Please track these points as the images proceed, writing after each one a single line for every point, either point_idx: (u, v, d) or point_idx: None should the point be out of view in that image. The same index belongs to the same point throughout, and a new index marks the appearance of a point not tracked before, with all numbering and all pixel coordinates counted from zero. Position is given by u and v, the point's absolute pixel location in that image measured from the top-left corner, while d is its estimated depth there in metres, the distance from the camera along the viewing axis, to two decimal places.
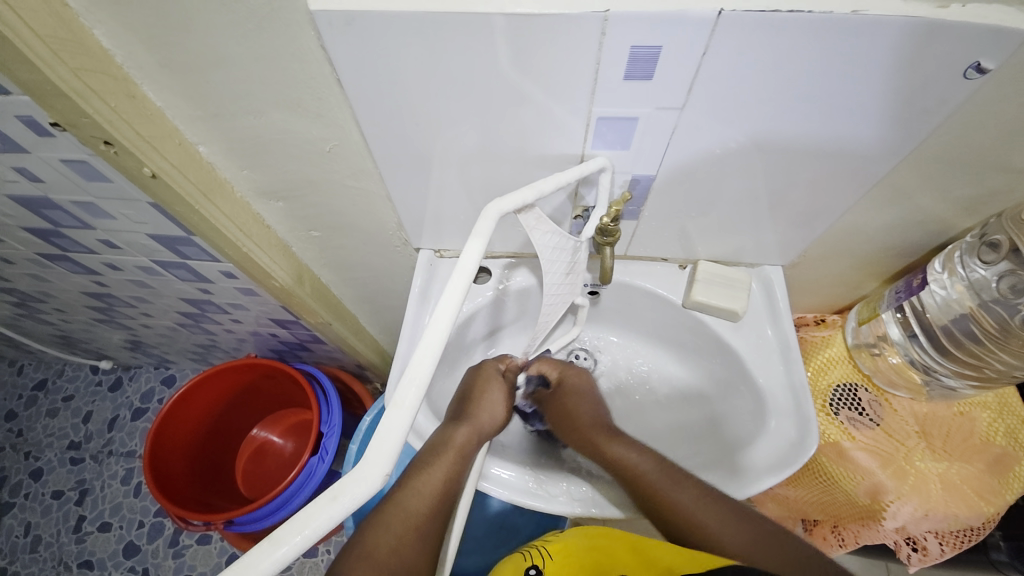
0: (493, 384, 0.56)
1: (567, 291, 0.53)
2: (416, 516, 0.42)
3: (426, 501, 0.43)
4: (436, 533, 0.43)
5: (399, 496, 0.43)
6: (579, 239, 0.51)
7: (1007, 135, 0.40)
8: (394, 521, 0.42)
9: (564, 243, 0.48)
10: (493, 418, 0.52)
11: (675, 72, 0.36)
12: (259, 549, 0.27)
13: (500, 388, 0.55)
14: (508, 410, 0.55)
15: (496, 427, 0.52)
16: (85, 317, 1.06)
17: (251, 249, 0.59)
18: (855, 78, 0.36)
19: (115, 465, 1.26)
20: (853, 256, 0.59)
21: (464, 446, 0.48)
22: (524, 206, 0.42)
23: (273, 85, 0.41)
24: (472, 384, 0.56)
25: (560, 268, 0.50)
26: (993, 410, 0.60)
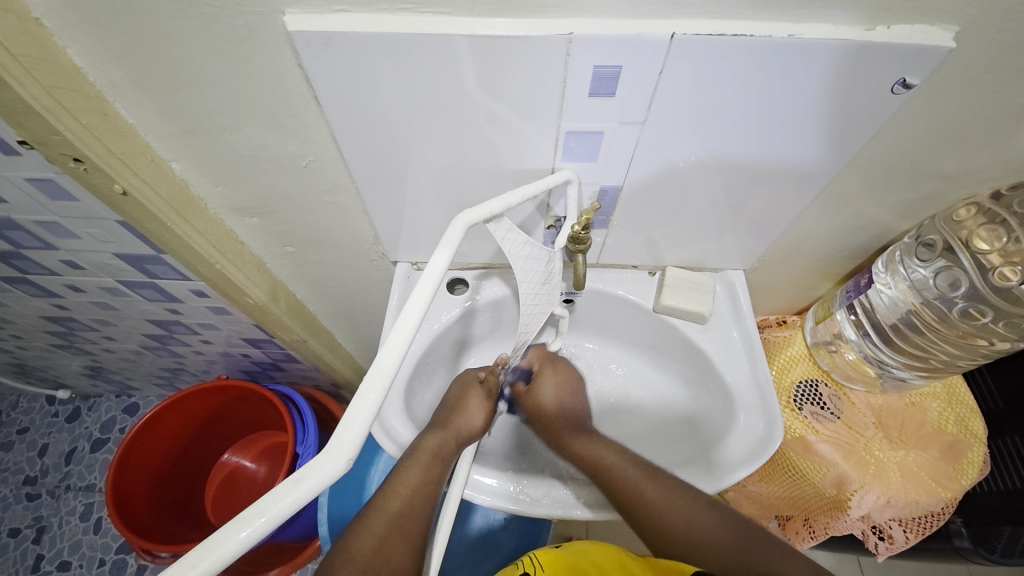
0: (471, 393, 0.56)
1: (544, 300, 0.55)
2: (399, 515, 0.44)
3: (402, 501, 0.45)
4: (420, 534, 0.44)
5: (383, 499, 0.45)
6: (552, 249, 0.52)
7: (933, 143, 0.44)
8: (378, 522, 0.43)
9: (537, 253, 0.50)
10: (471, 423, 0.53)
11: (635, 90, 0.39)
12: (222, 531, 0.27)
13: (479, 396, 0.56)
14: (489, 416, 0.55)
15: (474, 434, 0.53)
16: (43, 344, 1.02)
17: (225, 266, 0.58)
18: (798, 96, 0.40)
19: (74, 500, 1.19)
20: (807, 260, 0.63)
21: (444, 449, 0.49)
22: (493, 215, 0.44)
23: (252, 103, 0.41)
24: (452, 395, 0.56)
25: (536, 277, 0.51)
26: (942, 400, 0.64)
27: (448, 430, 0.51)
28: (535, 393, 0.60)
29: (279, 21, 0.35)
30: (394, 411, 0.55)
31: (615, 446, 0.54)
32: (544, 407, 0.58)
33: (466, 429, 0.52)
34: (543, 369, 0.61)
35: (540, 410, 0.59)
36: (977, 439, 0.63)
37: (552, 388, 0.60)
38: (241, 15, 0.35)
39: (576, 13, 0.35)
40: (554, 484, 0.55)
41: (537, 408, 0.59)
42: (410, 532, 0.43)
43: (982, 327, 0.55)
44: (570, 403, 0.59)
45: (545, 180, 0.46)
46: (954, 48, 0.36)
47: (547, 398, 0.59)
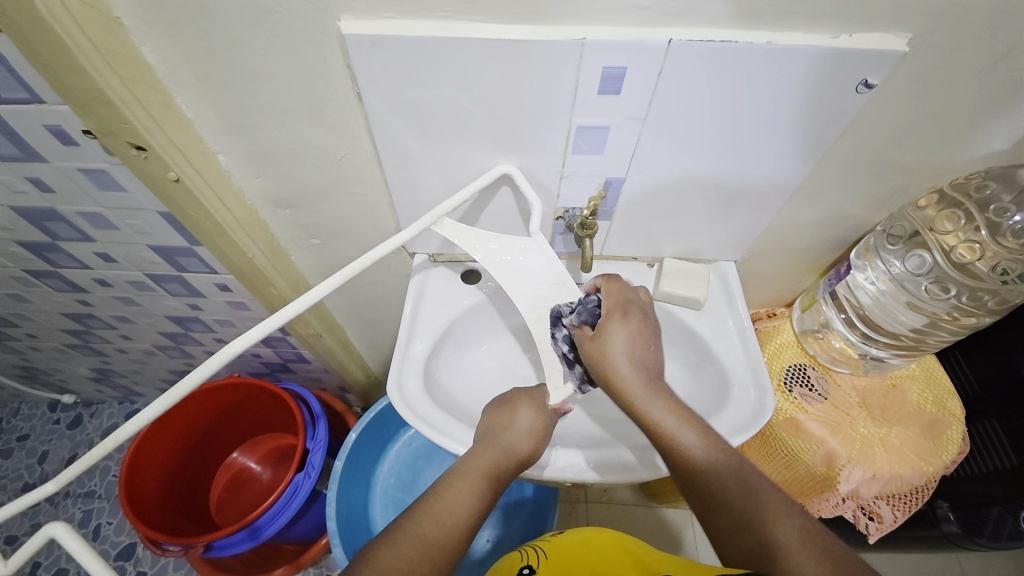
0: (519, 402, 0.55)
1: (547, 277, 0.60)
2: (430, 546, 0.45)
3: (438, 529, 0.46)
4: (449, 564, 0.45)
5: (418, 526, 0.46)
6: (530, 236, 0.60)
7: (897, 137, 0.51)
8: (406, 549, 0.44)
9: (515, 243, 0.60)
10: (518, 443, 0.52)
11: (637, 88, 0.45)
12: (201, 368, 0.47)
13: (527, 408, 0.55)
14: (540, 434, 0.54)
15: (520, 448, 0.52)
16: (56, 345, 1.04)
17: (255, 255, 0.63)
18: (778, 98, 0.46)
19: (73, 507, 1.19)
20: (790, 252, 0.69)
21: (487, 471, 0.50)
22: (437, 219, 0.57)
23: (297, 98, 0.47)
24: (504, 401, 0.56)
25: (524, 264, 0.60)
26: (921, 382, 0.69)
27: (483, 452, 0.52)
28: (605, 349, 0.52)
29: (334, 26, 0.41)
30: (416, 388, 0.59)
31: (678, 409, 0.49)
32: (613, 364, 0.51)
33: (513, 449, 0.52)
34: (613, 318, 0.54)
35: (609, 366, 0.52)
36: (955, 418, 0.67)
37: (626, 341, 0.53)
38: (300, 20, 0.40)
39: (588, 23, 0.41)
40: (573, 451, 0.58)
41: (604, 364, 0.52)
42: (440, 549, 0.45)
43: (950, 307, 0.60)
44: (644, 359, 0.52)
45: (477, 178, 0.55)
46: (908, 52, 0.42)
47: (616, 351, 0.52)
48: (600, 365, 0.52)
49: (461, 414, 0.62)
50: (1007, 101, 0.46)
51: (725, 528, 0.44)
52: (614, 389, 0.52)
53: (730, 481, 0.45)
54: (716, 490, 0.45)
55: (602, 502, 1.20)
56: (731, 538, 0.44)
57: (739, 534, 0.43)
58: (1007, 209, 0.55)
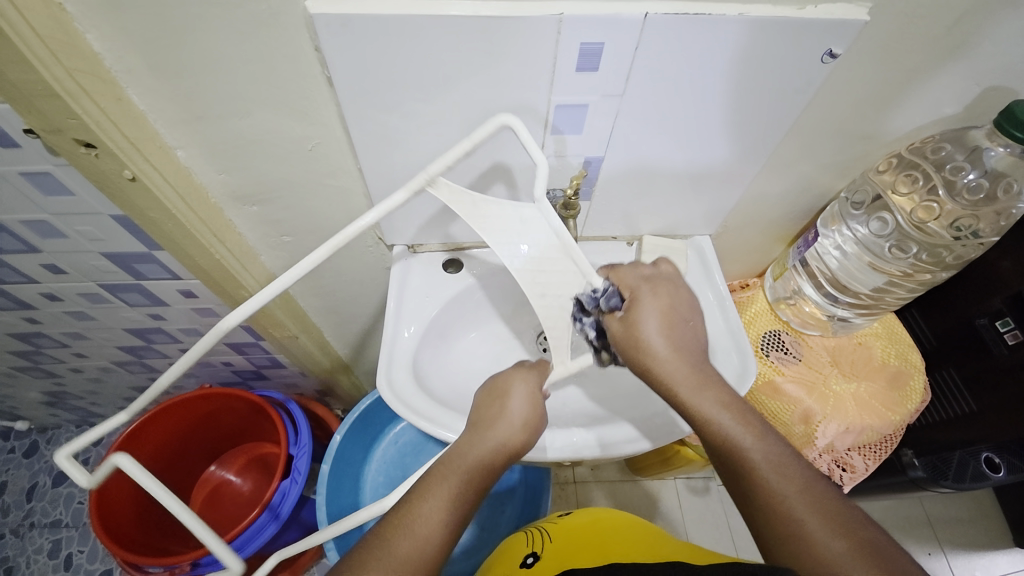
0: (513, 388, 0.53)
1: (558, 254, 0.54)
2: (404, 562, 0.42)
3: (415, 545, 0.43)
4: None
5: (391, 540, 0.43)
6: (534, 202, 0.52)
7: (858, 106, 0.53)
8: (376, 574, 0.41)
9: (511, 219, 0.53)
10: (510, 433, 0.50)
11: (615, 64, 0.45)
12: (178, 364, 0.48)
13: (521, 396, 0.53)
14: (532, 423, 0.52)
15: (512, 442, 0.50)
16: (1, 369, 0.96)
17: (224, 256, 0.60)
18: (750, 70, 0.47)
19: (39, 538, 1.11)
20: (761, 223, 0.71)
21: (473, 468, 0.49)
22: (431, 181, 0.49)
23: (262, 86, 0.44)
24: (500, 387, 0.54)
25: (519, 237, 0.53)
26: (884, 338, 0.74)
27: (472, 450, 0.49)
28: (635, 327, 0.50)
29: (300, 6, 0.39)
30: (407, 380, 0.58)
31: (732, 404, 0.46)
32: (645, 341, 0.49)
33: (502, 443, 0.50)
34: (641, 295, 0.51)
35: (644, 345, 0.49)
36: (916, 369, 0.72)
37: (658, 318, 0.50)
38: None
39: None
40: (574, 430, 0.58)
41: (639, 344, 0.49)
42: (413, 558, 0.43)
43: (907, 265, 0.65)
44: (680, 337, 0.49)
45: (472, 131, 0.48)
46: (869, 21, 0.44)
47: (649, 329, 0.49)
48: (633, 339, 0.49)
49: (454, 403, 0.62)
50: (954, 67, 0.49)
51: (769, 536, 0.41)
52: (646, 368, 0.49)
53: (786, 485, 0.41)
54: (768, 490, 0.41)
55: (591, 481, 1.22)
56: (775, 546, 0.40)
57: (785, 544, 0.39)
58: (962, 167, 0.57)
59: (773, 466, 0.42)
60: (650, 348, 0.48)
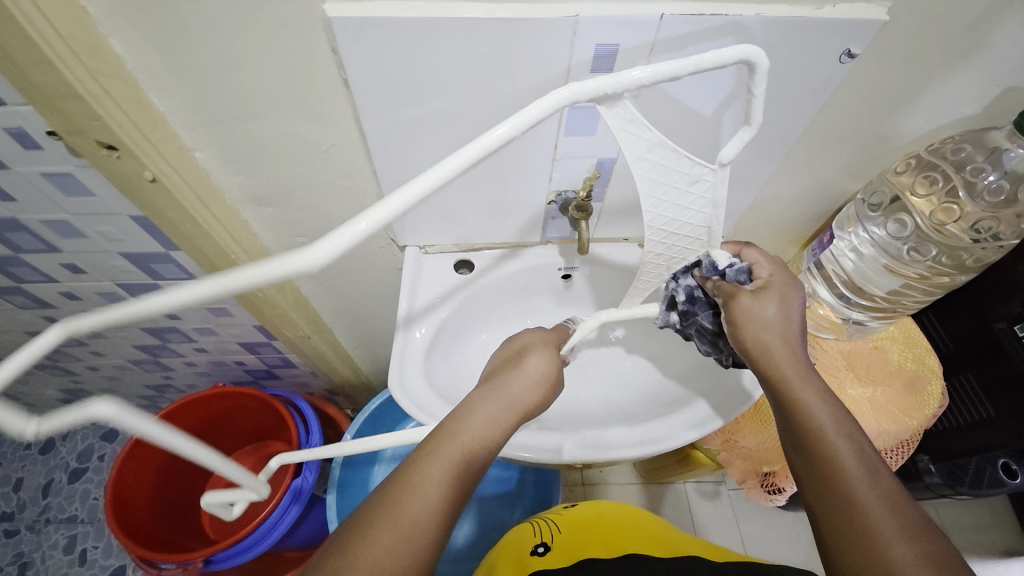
0: (527, 364, 0.55)
1: (696, 211, 0.54)
2: (413, 529, 0.40)
3: (427, 510, 0.41)
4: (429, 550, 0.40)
5: (401, 504, 0.41)
6: (720, 165, 0.49)
7: (876, 107, 0.52)
8: (390, 534, 0.39)
9: (682, 163, 0.49)
10: (523, 400, 0.52)
11: (628, 65, 0.45)
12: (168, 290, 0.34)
13: (535, 372, 0.55)
14: (543, 396, 0.54)
15: (523, 410, 0.51)
16: (21, 366, 0.98)
17: (239, 257, 0.61)
18: (767, 70, 0.47)
19: (56, 534, 1.13)
20: (775, 225, 0.71)
21: (489, 434, 0.47)
22: (613, 96, 0.40)
23: (278, 88, 0.45)
24: (513, 360, 0.55)
25: (670, 188, 0.50)
26: (899, 341, 0.73)
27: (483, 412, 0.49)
28: (756, 302, 0.48)
29: (318, 8, 0.39)
30: (417, 378, 0.58)
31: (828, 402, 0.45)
32: (763, 319, 0.47)
33: (515, 405, 0.50)
34: (772, 279, 0.50)
35: (757, 322, 0.47)
36: (934, 373, 0.70)
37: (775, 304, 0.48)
38: (282, 3, 0.38)
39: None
40: (588, 430, 0.60)
41: (752, 318, 0.48)
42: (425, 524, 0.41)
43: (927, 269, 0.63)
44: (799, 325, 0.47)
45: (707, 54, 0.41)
46: (887, 22, 0.44)
47: (768, 312, 0.48)
48: (743, 314, 0.48)
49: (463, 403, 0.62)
50: (974, 67, 0.48)
51: (832, 531, 0.40)
52: (755, 343, 0.47)
53: (868, 483, 0.39)
54: (829, 455, 0.41)
55: (600, 484, 1.22)
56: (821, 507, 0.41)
57: (831, 509, 0.40)
58: (983, 169, 0.56)
59: (859, 462, 0.40)
60: (767, 337, 0.47)
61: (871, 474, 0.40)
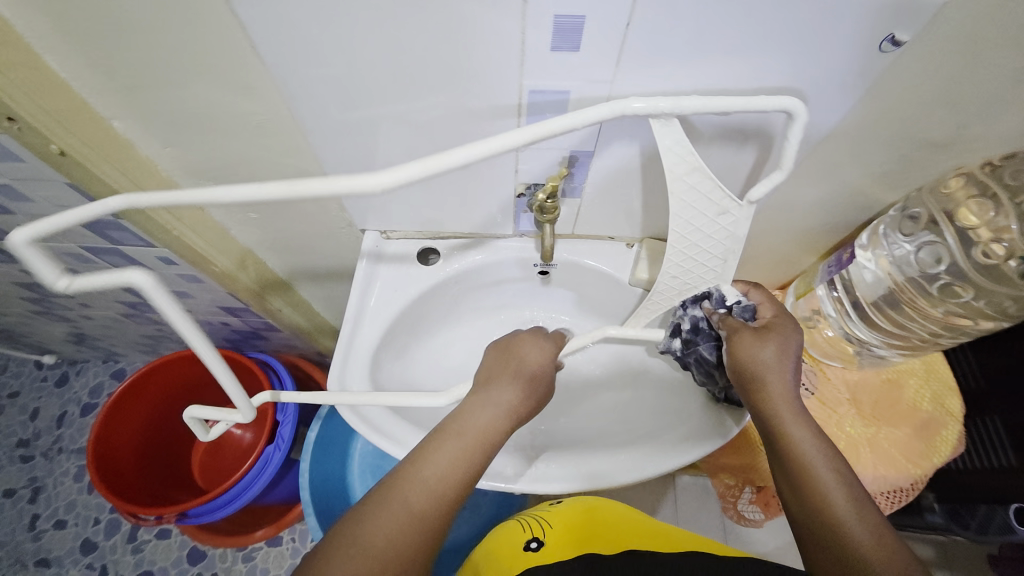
0: (530, 342, 0.51)
1: (718, 239, 0.49)
2: (423, 510, 0.38)
3: (437, 491, 0.39)
4: (440, 528, 0.39)
5: (408, 488, 0.39)
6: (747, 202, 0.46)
7: (925, 107, 0.42)
8: (402, 513, 0.38)
9: (715, 192, 0.45)
10: (529, 375, 0.48)
11: (600, 44, 0.36)
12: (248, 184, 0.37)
13: (538, 348, 0.50)
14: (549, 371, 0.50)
15: (532, 386, 0.48)
16: (21, 310, 1.01)
17: (184, 234, 0.59)
18: (780, 58, 0.38)
19: (67, 462, 1.16)
20: (789, 234, 0.61)
21: (493, 420, 0.44)
22: (664, 116, 0.39)
23: (188, 54, 0.39)
24: (511, 343, 0.51)
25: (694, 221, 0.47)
26: (920, 376, 0.63)
27: (489, 393, 0.46)
28: (755, 341, 0.45)
29: None
30: (359, 379, 0.55)
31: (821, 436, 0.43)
32: (760, 361, 0.44)
33: (521, 383, 0.47)
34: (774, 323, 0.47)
35: (754, 362, 0.44)
36: (952, 418, 0.62)
37: (777, 348, 0.45)
38: None
39: None
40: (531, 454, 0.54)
41: (750, 357, 0.45)
42: (438, 507, 0.39)
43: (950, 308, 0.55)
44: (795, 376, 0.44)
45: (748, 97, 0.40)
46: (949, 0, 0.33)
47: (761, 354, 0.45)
48: (742, 346, 0.45)
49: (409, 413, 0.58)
50: None
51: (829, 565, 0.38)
52: (748, 379, 0.44)
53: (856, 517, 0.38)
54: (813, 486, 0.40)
55: None
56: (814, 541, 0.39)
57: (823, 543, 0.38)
58: None
59: (846, 496, 0.39)
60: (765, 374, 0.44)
61: (861, 506, 0.39)
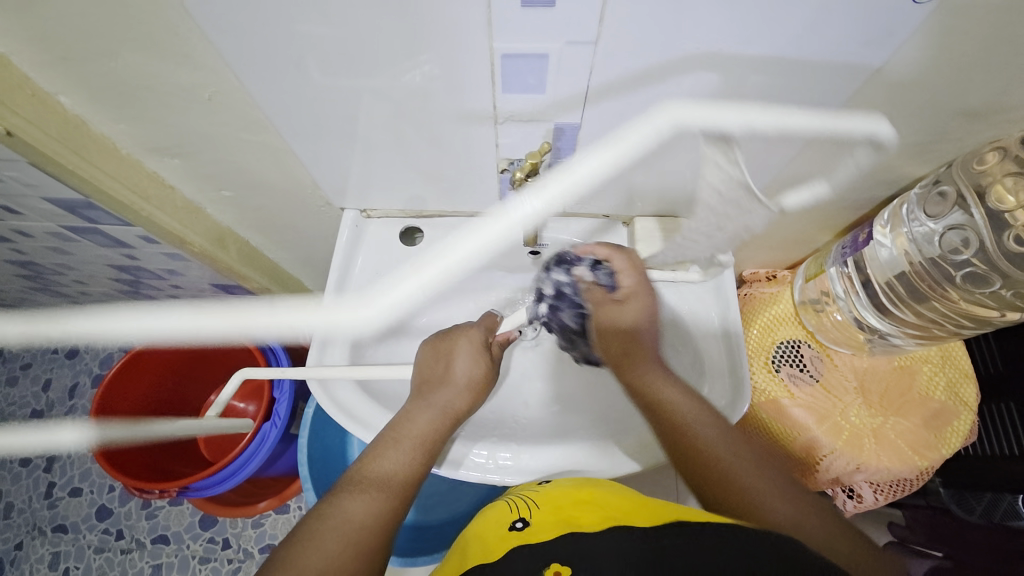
0: (460, 351, 0.53)
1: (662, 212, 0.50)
2: (364, 521, 0.40)
3: (372, 505, 0.41)
4: (382, 538, 0.40)
5: (340, 507, 0.41)
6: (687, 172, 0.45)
7: (957, 66, 0.37)
8: (342, 532, 0.39)
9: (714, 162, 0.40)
10: (463, 380, 0.51)
11: (579, 0, 0.31)
12: None
13: (469, 354, 0.53)
14: (489, 372, 0.53)
15: (468, 390, 0.51)
16: (20, 287, 1.01)
17: (152, 214, 0.54)
18: (794, 12, 0.32)
19: (80, 432, 1.20)
20: (800, 211, 0.56)
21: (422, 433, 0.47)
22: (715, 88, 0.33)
23: (121, 18, 0.35)
24: (441, 348, 0.54)
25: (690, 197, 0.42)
26: (934, 364, 0.59)
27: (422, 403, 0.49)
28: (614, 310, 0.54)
29: None
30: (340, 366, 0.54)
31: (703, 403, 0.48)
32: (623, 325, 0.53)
33: (455, 393, 0.51)
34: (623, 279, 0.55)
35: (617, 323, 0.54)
36: (965, 407, 0.58)
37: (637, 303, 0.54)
38: None
39: None
40: (513, 446, 0.55)
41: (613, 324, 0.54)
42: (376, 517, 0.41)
43: (976, 300, 0.49)
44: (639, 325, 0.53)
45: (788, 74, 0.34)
46: None
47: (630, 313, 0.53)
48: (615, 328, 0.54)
49: (383, 396, 0.58)
50: None
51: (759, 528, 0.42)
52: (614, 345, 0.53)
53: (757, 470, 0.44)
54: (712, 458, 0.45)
55: None
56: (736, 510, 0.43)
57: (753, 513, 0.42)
58: None
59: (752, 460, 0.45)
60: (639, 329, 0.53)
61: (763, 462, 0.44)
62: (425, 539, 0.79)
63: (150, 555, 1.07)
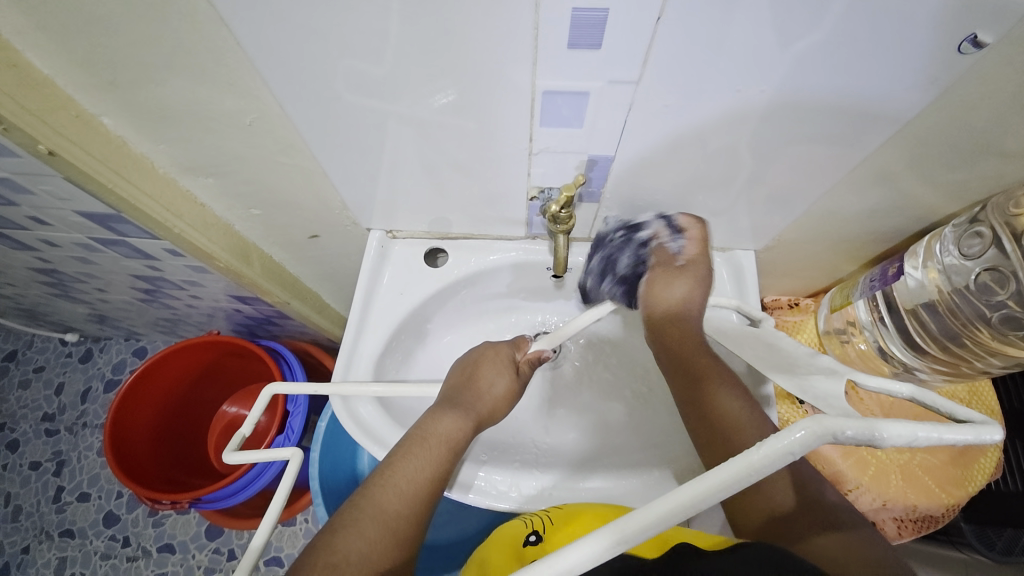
0: (492, 363, 0.53)
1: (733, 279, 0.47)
2: (397, 515, 0.40)
3: (406, 501, 0.41)
4: (413, 537, 0.40)
5: (377, 497, 0.40)
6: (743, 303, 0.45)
7: (995, 111, 0.37)
8: (378, 526, 0.38)
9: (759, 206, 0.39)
10: (493, 392, 0.51)
11: (624, 42, 0.32)
12: None
13: (503, 369, 0.53)
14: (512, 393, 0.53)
15: (496, 406, 0.51)
16: (41, 292, 1.02)
17: (184, 230, 0.54)
18: (836, 57, 0.33)
19: (91, 437, 1.20)
20: (827, 241, 0.56)
21: (451, 436, 0.46)
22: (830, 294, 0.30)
23: (172, 47, 0.36)
24: (476, 361, 0.53)
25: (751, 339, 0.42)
26: (962, 400, 0.58)
27: (455, 406, 0.48)
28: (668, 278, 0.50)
29: None
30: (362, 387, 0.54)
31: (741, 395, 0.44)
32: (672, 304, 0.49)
33: (485, 403, 0.50)
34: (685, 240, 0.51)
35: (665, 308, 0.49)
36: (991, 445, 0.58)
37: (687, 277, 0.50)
38: None
39: None
40: (536, 473, 0.55)
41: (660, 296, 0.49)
42: (409, 513, 0.40)
43: (1007, 339, 0.49)
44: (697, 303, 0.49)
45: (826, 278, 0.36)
46: None
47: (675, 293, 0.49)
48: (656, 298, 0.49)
49: (403, 414, 0.58)
50: None
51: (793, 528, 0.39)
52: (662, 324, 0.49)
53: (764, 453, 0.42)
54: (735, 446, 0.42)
55: None
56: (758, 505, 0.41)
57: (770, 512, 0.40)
58: None
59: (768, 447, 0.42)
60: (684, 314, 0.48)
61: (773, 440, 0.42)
62: (434, 560, 0.78)
63: (155, 564, 1.06)
